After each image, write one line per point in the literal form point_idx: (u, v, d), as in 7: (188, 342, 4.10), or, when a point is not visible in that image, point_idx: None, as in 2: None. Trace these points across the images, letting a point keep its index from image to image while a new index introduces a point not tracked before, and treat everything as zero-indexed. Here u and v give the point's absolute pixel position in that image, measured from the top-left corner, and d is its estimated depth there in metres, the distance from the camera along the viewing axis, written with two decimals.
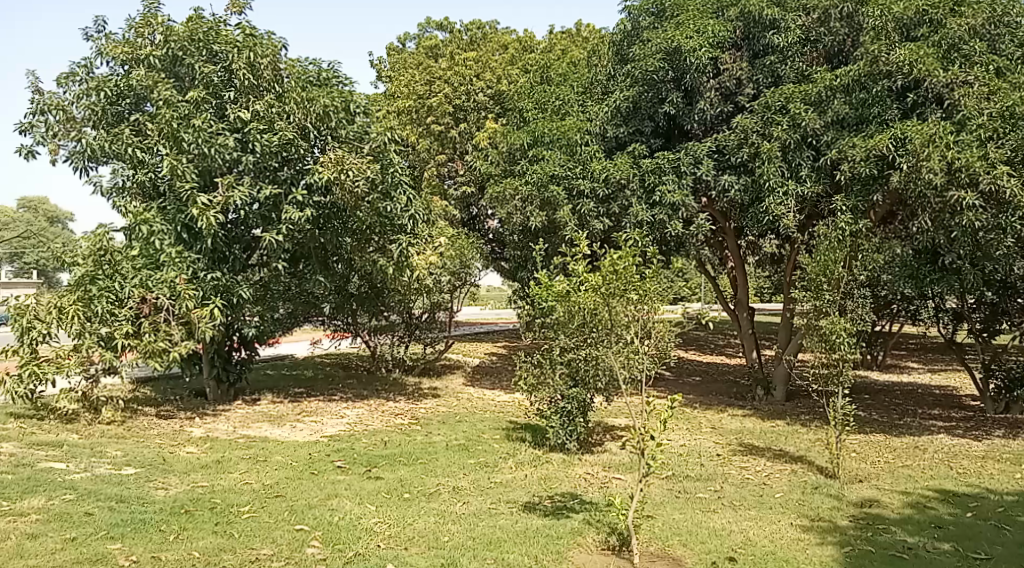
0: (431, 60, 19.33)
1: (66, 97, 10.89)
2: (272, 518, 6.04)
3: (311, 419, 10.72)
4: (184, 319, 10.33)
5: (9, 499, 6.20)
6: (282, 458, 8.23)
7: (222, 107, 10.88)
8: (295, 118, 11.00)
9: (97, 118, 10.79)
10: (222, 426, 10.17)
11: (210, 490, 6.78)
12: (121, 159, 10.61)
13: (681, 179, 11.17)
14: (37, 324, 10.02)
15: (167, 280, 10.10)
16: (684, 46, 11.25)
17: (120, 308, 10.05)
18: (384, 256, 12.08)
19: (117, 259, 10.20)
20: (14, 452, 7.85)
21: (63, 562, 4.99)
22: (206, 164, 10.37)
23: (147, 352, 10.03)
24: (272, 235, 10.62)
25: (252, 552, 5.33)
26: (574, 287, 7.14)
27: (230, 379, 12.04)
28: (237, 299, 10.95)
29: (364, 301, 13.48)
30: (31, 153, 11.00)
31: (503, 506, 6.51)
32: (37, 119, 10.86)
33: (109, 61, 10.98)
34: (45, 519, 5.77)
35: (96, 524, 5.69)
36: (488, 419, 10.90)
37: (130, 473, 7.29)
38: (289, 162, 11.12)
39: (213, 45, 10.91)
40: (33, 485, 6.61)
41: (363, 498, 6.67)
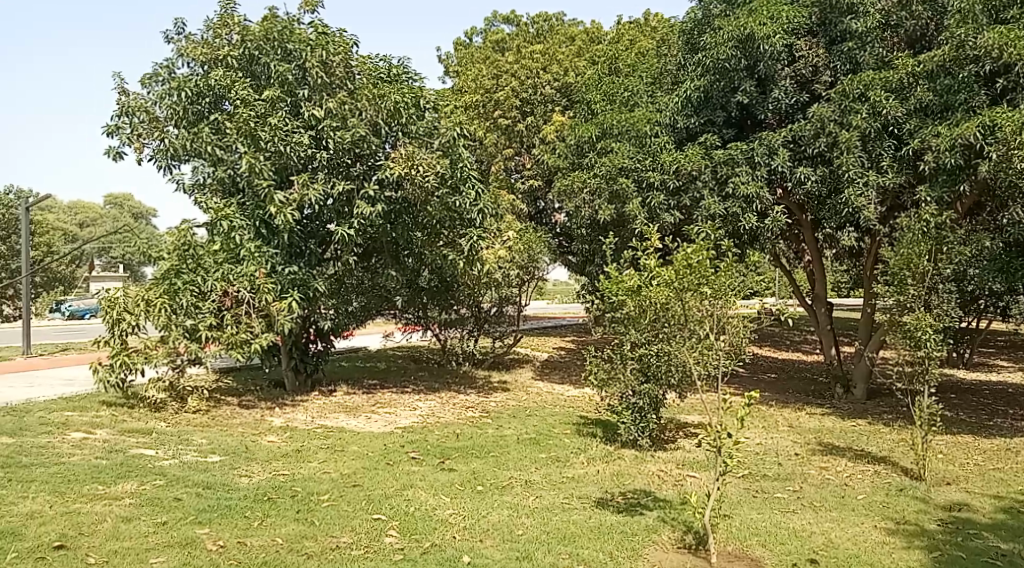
0: (498, 53, 19.45)
1: (149, 98, 11.28)
2: (351, 507, 6.16)
3: (385, 411, 10.90)
4: (264, 312, 10.64)
5: (105, 483, 6.50)
6: (358, 448, 8.40)
7: (296, 104, 11.08)
8: (367, 114, 11.16)
9: (178, 117, 11.11)
10: (300, 415, 10.44)
11: (291, 479, 6.97)
12: (201, 157, 10.93)
13: (755, 171, 10.90)
14: (127, 316, 10.44)
15: (247, 274, 10.42)
16: (758, 33, 10.95)
17: (203, 301, 10.42)
18: (454, 250, 12.25)
19: (199, 254, 10.50)
20: (108, 439, 8.22)
21: (155, 544, 5.20)
22: (282, 161, 10.66)
23: (229, 343, 10.40)
24: (345, 230, 10.82)
25: (332, 539, 5.45)
26: (646, 281, 7.19)
27: (308, 370, 12.36)
28: (314, 292, 11.21)
29: (434, 294, 13.56)
30: (119, 154, 11.48)
31: (576, 501, 6.50)
32: (122, 120, 11.29)
33: (190, 62, 11.32)
34: (138, 503, 6.03)
35: (185, 509, 5.91)
36: (559, 414, 10.89)
37: (215, 461, 7.55)
38: (361, 158, 11.34)
39: (287, 43, 11.11)
40: (126, 470, 6.91)
41: (438, 489, 6.75)
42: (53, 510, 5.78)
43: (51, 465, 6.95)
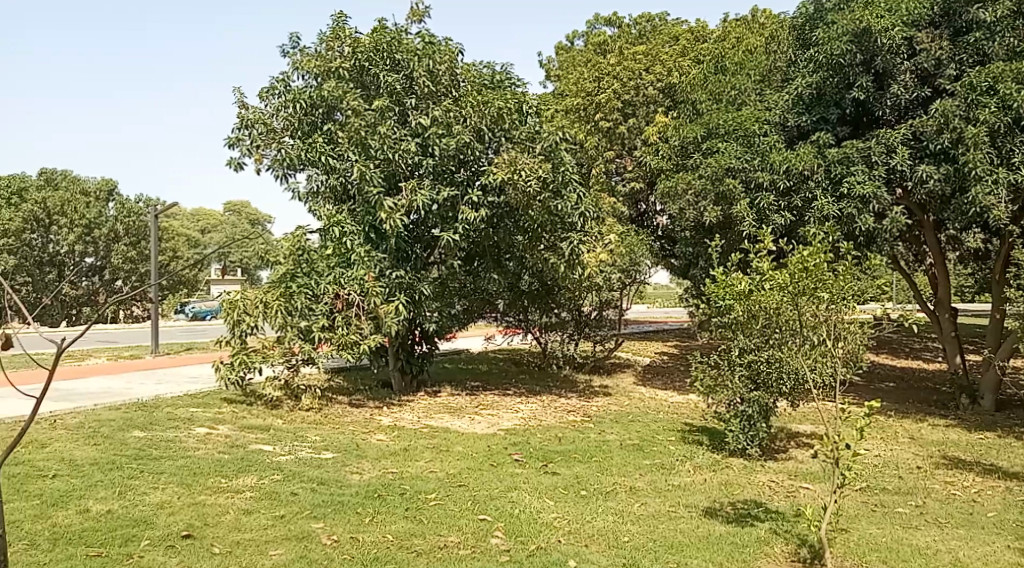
0: (600, 56, 19.39)
1: (267, 111, 11.81)
2: (457, 507, 6.25)
3: (489, 413, 11.00)
4: (372, 314, 10.95)
5: (227, 476, 6.83)
6: (463, 449, 8.52)
7: (404, 113, 11.41)
8: (471, 121, 11.26)
9: (294, 127, 11.59)
10: (407, 415, 10.67)
11: (399, 477, 7.13)
12: (315, 166, 11.35)
13: (872, 170, 10.47)
14: (245, 318, 10.85)
15: (357, 277, 10.83)
16: (874, 26, 10.60)
17: (317, 303, 10.90)
18: (555, 254, 12.09)
19: (313, 258, 10.96)
20: (230, 434, 8.63)
21: (274, 537, 5.41)
22: (391, 168, 10.99)
23: (340, 344, 10.73)
24: (450, 236, 11.00)
25: (441, 538, 5.54)
26: (757, 286, 7.05)
27: (413, 370, 12.65)
28: (419, 295, 11.43)
29: (536, 298, 13.59)
30: (240, 165, 12.04)
31: (683, 509, 6.38)
32: (243, 132, 11.85)
33: (305, 74, 11.70)
34: (257, 497, 6.30)
35: (301, 503, 6.14)
36: (663, 420, 10.73)
37: (328, 457, 7.81)
38: (465, 164, 11.46)
39: (396, 54, 11.45)
40: (246, 464, 7.24)
41: (542, 493, 6.76)
42: (181, 500, 6.11)
43: (178, 458, 7.35)
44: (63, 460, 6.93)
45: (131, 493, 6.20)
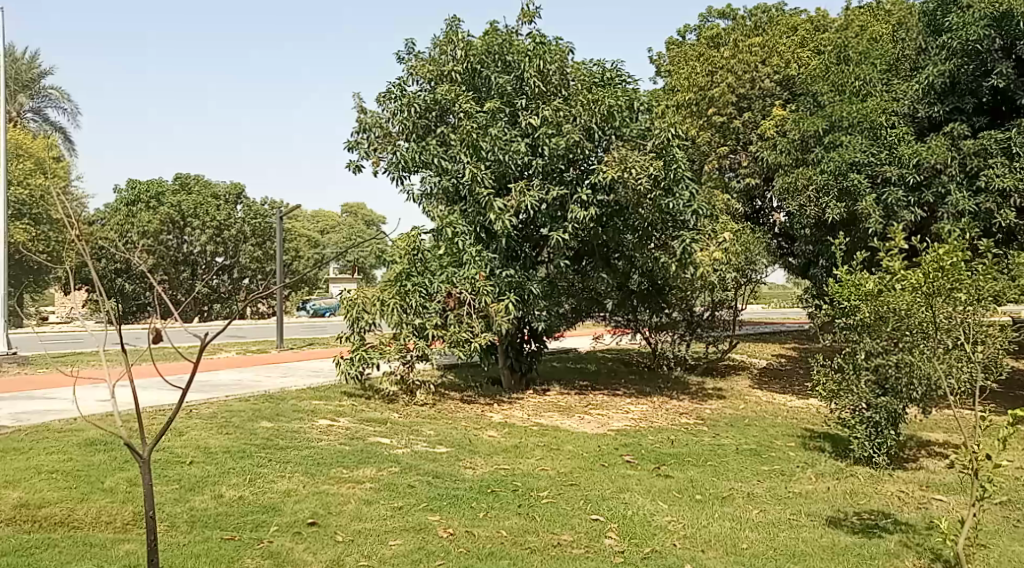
0: (713, 49, 18.97)
1: (384, 115, 12.14)
2: (570, 506, 6.24)
3: (599, 413, 10.93)
4: (483, 313, 11.08)
5: (348, 467, 7.07)
6: (574, 448, 8.51)
7: (515, 114, 11.47)
8: (581, 120, 11.24)
9: (408, 131, 11.81)
10: (518, 413, 10.75)
11: (512, 474, 7.19)
12: (429, 168, 11.59)
13: (1013, 162, 9.93)
14: (364, 315, 11.26)
15: (469, 276, 10.96)
16: (1016, 8, 10.08)
17: (430, 302, 11.13)
18: (666, 253, 11.90)
19: (426, 258, 11.25)
20: (350, 426, 8.95)
21: (393, 527, 5.56)
22: (501, 169, 11.13)
23: (453, 341, 10.99)
24: (559, 235, 11.01)
25: (554, 536, 5.54)
26: (887, 286, 6.69)
27: (522, 369, 12.73)
28: (529, 294, 11.47)
29: (646, 297, 13.43)
30: (358, 167, 12.44)
31: (804, 518, 6.15)
32: (361, 136, 12.23)
33: (418, 79, 11.96)
34: (376, 488, 6.50)
35: (418, 496, 6.29)
36: (781, 425, 10.38)
37: (443, 452, 7.97)
38: (575, 163, 11.36)
39: (507, 55, 11.59)
40: (365, 456, 7.48)
41: (656, 495, 6.66)
42: (305, 489, 6.37)
43: (303, 448, 7.67)
44: (199, 448, 7.35)
45: (260, 481, 6.51)
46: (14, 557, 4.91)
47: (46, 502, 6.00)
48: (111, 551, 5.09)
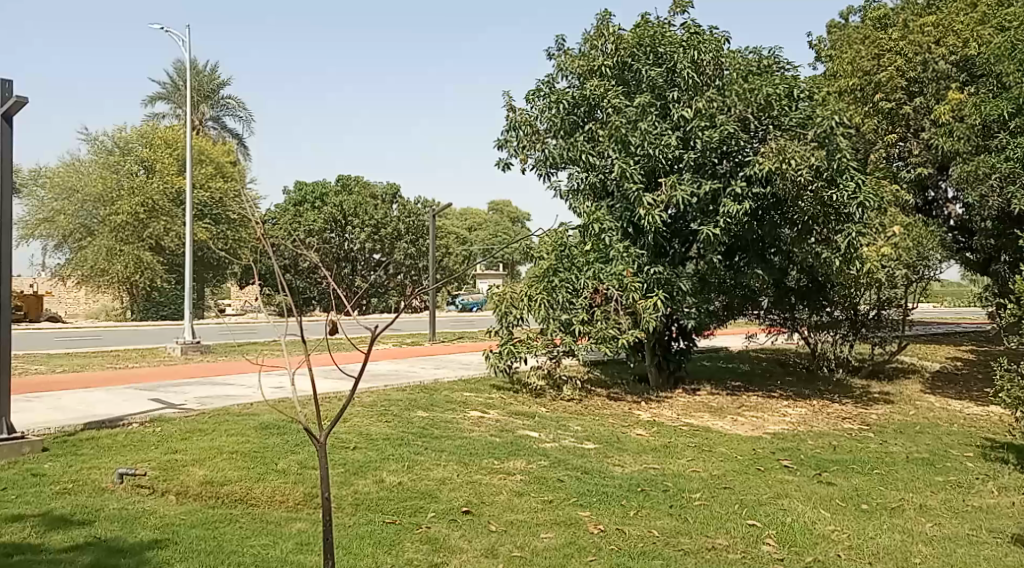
0: (880, 31, 17.87)
1: (533, 112, 12.24)
2: (724, 509, 6.07)
3: (753, 415, 10.57)
4: (631, 309, 10.95)
5: (499, 458, 7.21)
6: (727, 449, 8.27)
7: (666, 106, 11.22)
8: (736, 110, 10.97)
9: (556, 128, 11.85)
10: (667, 412, 10.57)
11: (663, 473, 7.08)
12: (576, 164, 11.63)
13: None
14: (512, 310, 11.43)
15: (616, 273, 10.90)
16: None
17: (577, 297, 11.10)
18: (829, 248, 11.22)
19: (574, 254, 11.23)
20: (499, 418, 9.12)
21: (544, 521, 5.62)
22: (651, 163, 10.89)
23: (599, 337, 10.92)
24: (709, 229, 10.66)
25: (708, 539, 5.41)
26: None
27: (671, 367, 12.51)
28: (678, 291, 11.22)
29: (804, 295, 12.84)
30: (507, 165, 12.65)
31: (985, 535, 5.68)
32: (510, 135, 12.42)
33: (568, 74, 12.04)
34: (527, 480, 6.58)
35: (568, 491, 6.32)
36: (957, 433, 9.63)
37: (592, 448, 7.96)
38: (728, 155, 11.06)
39: (659, 47, 11.37)
40: (515, 449, 7.59)
41: (816, 502, 6.36)
42: (460, 478, 6.55)
43: (456, 438, 7.90)
44: (360, 434, 7.72)
45: (418, 468, 6.76)
46: (202, 528, 5.35)
47: (227, 480, 6.50)
48: (284, 529, 5.45)
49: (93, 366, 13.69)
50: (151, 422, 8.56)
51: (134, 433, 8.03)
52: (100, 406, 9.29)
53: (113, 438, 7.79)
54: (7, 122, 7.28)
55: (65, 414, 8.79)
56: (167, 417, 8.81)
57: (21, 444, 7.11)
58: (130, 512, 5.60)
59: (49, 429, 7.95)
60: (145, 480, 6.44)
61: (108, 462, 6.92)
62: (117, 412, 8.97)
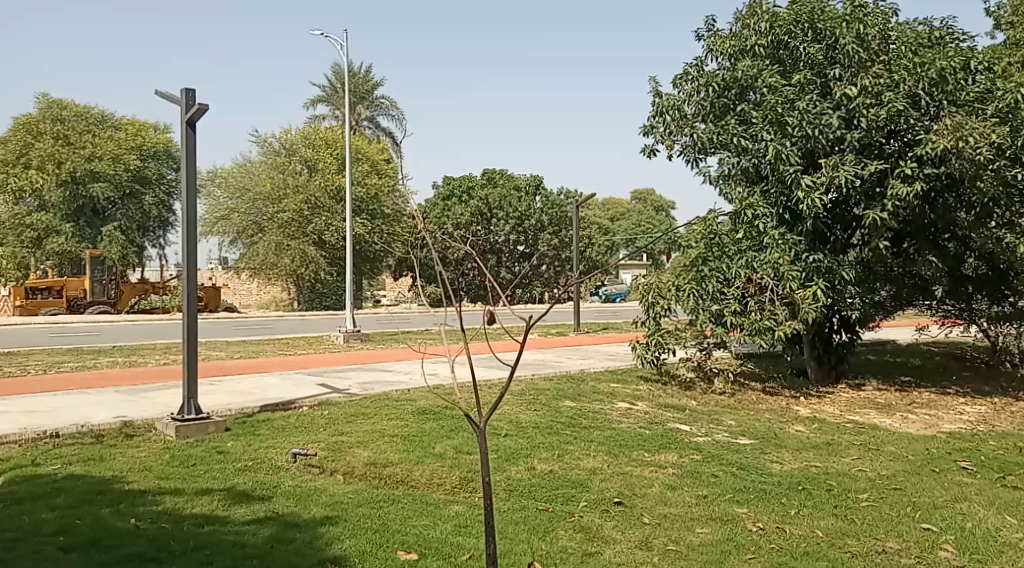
0: None
1: (680, 97, 11.96)
2: (894, 511, 5.72)
3: (925, 412, 9.90)
4: (788, 299, 10.48)
5: (650, 451, 7.13)
6: (896, 449, 7.79)
7: (827, 85, 10.67)
8: (905, 86, 10.21)
9: (706, 112, 11.64)
10: (828, 408, 10.07)
11: (825, 471, 6.77)
12: (728, 148, 11.29)
13: None
14: (660, 300, 11.42)
15: (771, 261, 10.41)
16: None
17: (729, 288, 10.82)
18: (1012, 231, 10.31)
19: (724, 242, 10.90)
20: (649, 411, 9.02)
21: (699, 515, 5.51)
22: (810, 144, 10.35)
23: (752, 330, 10.56)
24: (876, 214, 10.00)
25: (878, 542, 5.12)
26: None
27: (832, 360, 11.92)
28: (840, 281, 10.61)
29: (983, 284, 11.87)
30: (653, 150, 12.43)
31: None
32: (657, 120, 12.17)
33: (718, 56, 11.69)
34: (679, 474, 6.48)
35: (722, 486, 6.16)
36: None
37: (746, 443, 7.72)
38: (896, 134, 10.35)
39: (818, 23, 10.82)
40: (666, 441, 7.48)
41: (1000, 508, 5.88)
42: (611, 468, 6.54)
43: (605, 429, 7.88)
44: (511, 421, 7.87)
45: (569, 457, 6.81)
46: (367, 507, 5.62)
47: (388, 462, 6.81)
48: (443, 511, 5.64)
49: (265, 353, 14.66)
50: (318, 406, 9.09)
51: (303, 415, 8.56)
52: (272, 390, 9.95)
53: (285, 420, 8.33)
54: (192, 128, 7.91)
55: (243, 397, 9.49)
56: (332, 401, 9.33)
57: (207, 424, 7.74)
58: (302, 489, 5.98)
59: (230, 410, 8.60)
60: (316, 459, 6.86)
61: (281, 442, 7.40)
62: (288, 395, 9.59)
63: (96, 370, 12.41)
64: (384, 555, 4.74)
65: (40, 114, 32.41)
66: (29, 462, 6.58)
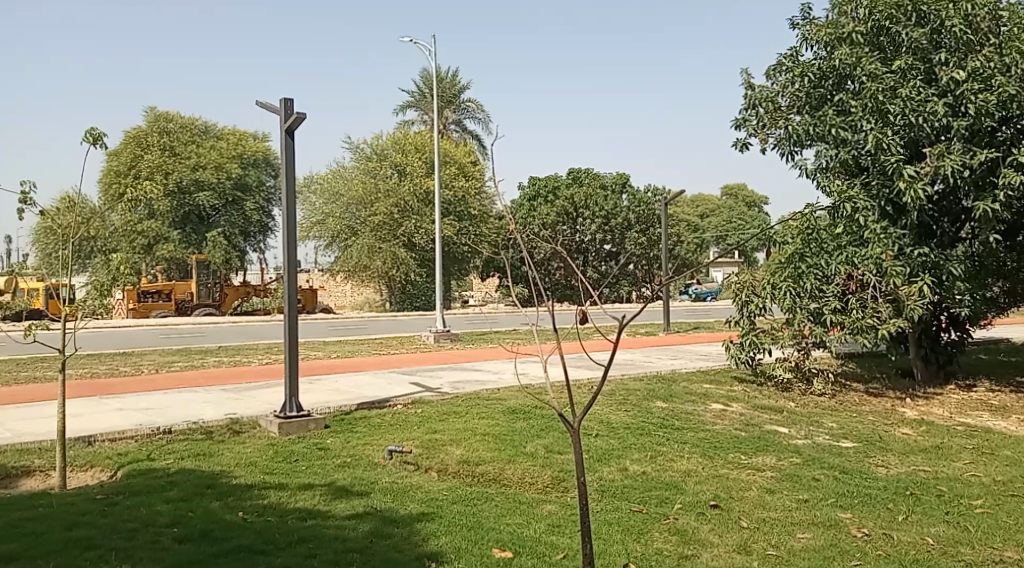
0: None
1: (774, 89, 11.68)
2: (1012, 519, 5.41)
3: None
4: (892, 297, 10.03)
5: (746, 453, 6.97)
6: (1012, 453, 7.36)
7: (931, 71, 10.19)
8: (1016, 70, 9.75)
9: (801, 103, 11.32)
10: (936, 410, 9.61)
11: (935, 477, 6.46)
12: (825, 140, 10.94)
13: None
14: (754, 299, 11.26)
15: (873, 256, 9.94)
16: None
17: (828, 285, 10.47)
18: None
19: (823, 237, 10.56)
20: (745, 412, 8.81)
21: (799, 520, 5.34)
22: (913, 133, 9.95)
23: (854, 328, 10.18)
24: (986, 205, 9.51)
25: (995, 552, 4.85)
26: None
27: (940, 360, 11.39)
28: (948, 277, 10.15)
29: None
30: (745, 144, 12.14)
31: None
32: (749, 113, 11.88)
33: (813, 45, 11.31)
34: (778, 477, 6.30)
35: (824, 490, 5.96)
36: None
37: (849, 446, 7.44)
38: (1008, 121, 9.87)
39: (921, 6, 10.26)
40: (763, 444, 7.29)
41: None
42: (706, 471, 6.42)
43: (700, 430, 7.74)
44: (602, 422, 7.82)
45: (662, 458, 6.72)
46: (462, 505, 5.68)
47: (481, 461, 6.87)
48: (536, 510, 5.65)
49: (361, 353, 15.03)
50: (412, 404, 9.26)
51: (398, 413, 8.73)
52: (367, 389, 10.20)
53: (381, 418, 8.53)
54: (291, 136, 8.19)
55: (340, 396, 9.75)
56: (426, 400, 9.48)
57: (308, 421, 8.00)
58: (398, 486, 6.10)
59: (329, 408, 8.86)
60: (410, 457, 6.99)
61: (377, 440, 7.57)
62: (383, 394, 9.81)
63: (204, 370, 12.99)
64: (480, 552, 4.79)
65: (148, 127, 34.19)
66: (145, 457, 6.95)
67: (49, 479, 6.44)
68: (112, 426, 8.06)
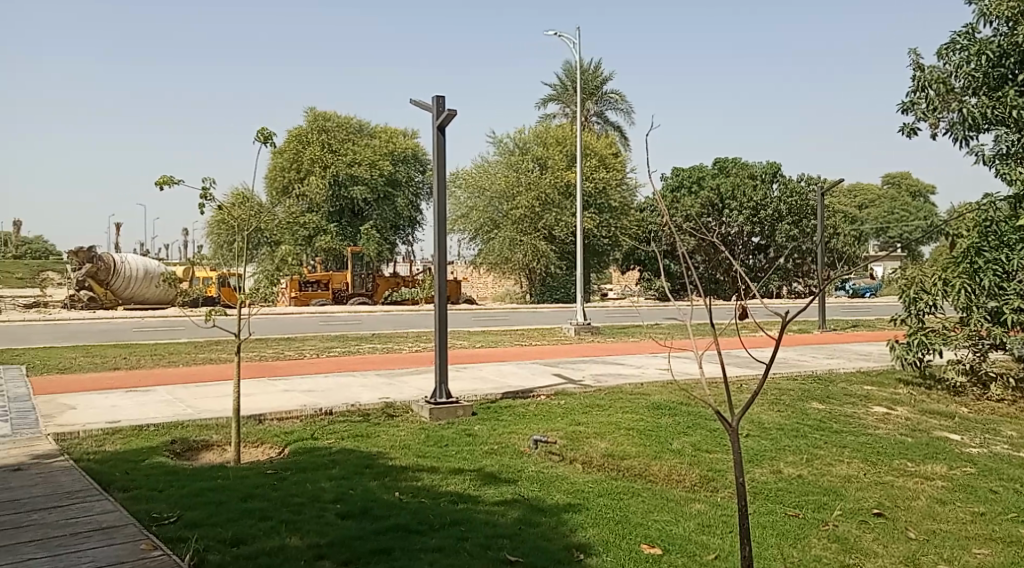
0: None
1: (946, 69, 10.80)
2: None
3: None
4: None
5: (913, 460, 6.54)
6: None
7: None
8: None
9: (978, 84, 10.43)
10: None
11: None
12: (1006, 124, 10.09)
13: None
14: (923, 296, 10.53)
15: None
16: None
17: (1009, 282, 9.60)
18: None
19: (1004, 230, 9.61)
20: (910, 417, 8.27)
21: (975, 535, 4.96)
22: None
23: None
24: None
25: None
26: None
27: None
28: None
29: None
30: (913, 129, 11.35)
31: None
32: (918, 96, 10.99)
33: (993, 20, 10.39)
34: (950, 488, 5.88)
35: (1003, 504, 5.51)
36: None
37: None
38: None
39: None
40: (932, 451, 6.82)
41: None
42: (868, 477, 6.08)
43: (860, 434, 7.34)
44: (753, 422, 7.57)
45: (818, 462, 6.42)
46: (609, 499, 5.66)
47: (628, 455, 6.82)
48: (685, 508, 5.55)
49: (504, 343, 15.29)
50: (557, 395, 9.33)
51: (543, 404, 8.82)
52: (512, 379, 10.36)
53: (526, 408, 8.64)
54: (442, 133, 8.41)
55: (487, 384, 9.96)
56: (570, 391, 9.53)
57: (456, 408, 8.22)
58: (545, 475, 6.16)
59: (476, 396, 9.06)
60: (556, 447, 7.04)
61: (523, 429, 7.67)
62: (528, 384, 9.93)
63: (359, 355, 13.62)
64: (629, 547, 4.75)
65: (308, 126, 36.25)
66: (308, 436, 7.37)
67: (225, 453, 6.96)
68: (279, 406, 8.61)
